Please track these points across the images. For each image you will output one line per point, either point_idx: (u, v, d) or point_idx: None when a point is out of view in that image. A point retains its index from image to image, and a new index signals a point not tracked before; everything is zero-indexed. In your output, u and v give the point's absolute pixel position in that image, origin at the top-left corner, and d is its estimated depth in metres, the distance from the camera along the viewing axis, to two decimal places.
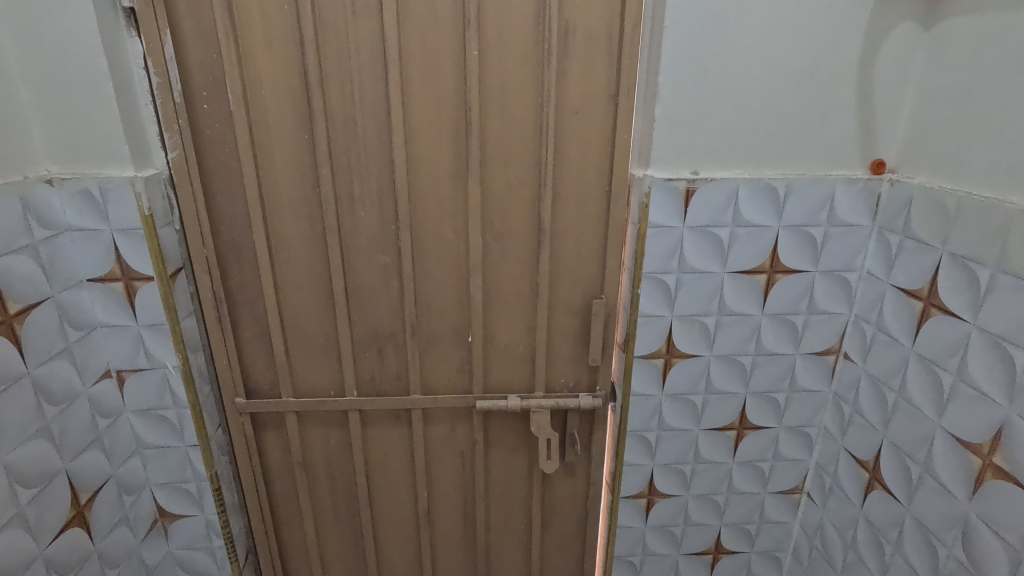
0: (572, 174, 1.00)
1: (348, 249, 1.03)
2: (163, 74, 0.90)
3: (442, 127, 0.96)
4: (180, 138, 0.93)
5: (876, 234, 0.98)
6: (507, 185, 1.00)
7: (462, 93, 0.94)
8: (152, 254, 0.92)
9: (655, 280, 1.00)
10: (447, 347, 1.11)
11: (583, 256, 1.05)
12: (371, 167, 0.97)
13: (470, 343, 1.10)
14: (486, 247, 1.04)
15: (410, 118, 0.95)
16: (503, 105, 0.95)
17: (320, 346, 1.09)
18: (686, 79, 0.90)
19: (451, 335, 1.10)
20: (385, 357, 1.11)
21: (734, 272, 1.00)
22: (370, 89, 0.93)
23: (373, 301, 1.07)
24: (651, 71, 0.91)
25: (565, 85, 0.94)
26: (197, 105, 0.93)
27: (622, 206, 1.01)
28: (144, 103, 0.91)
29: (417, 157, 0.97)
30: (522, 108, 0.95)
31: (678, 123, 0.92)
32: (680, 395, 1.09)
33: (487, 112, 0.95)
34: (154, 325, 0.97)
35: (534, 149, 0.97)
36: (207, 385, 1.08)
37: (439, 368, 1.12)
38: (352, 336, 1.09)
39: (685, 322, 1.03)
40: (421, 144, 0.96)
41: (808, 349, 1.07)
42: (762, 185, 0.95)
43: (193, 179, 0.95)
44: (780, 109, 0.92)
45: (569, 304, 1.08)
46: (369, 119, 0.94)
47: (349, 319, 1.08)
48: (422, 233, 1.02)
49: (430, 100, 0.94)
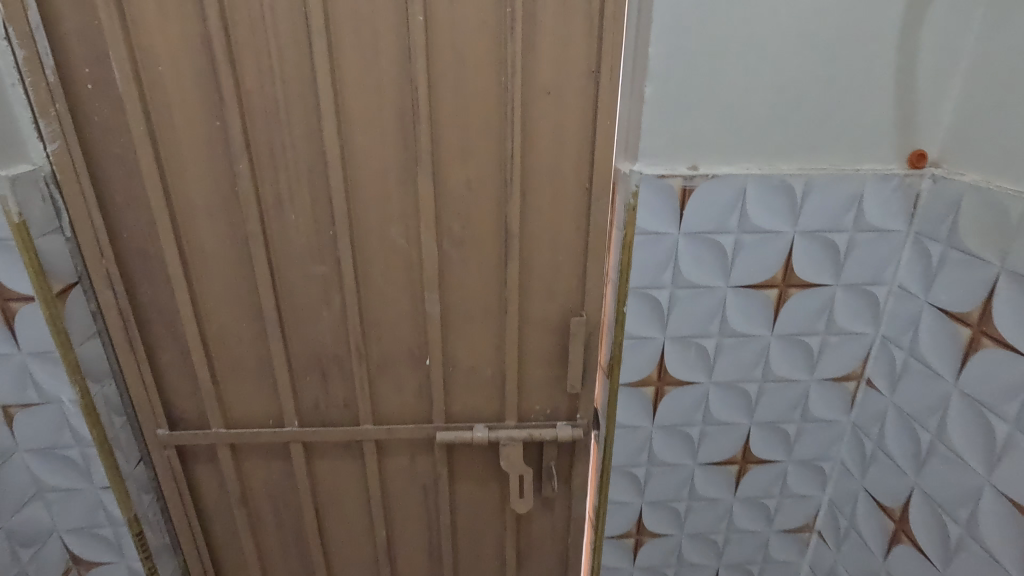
0: (545, 170, 0.83)
1: (278, 259, 0.86)
2: (30, 45, 0.71)
3: (384, 112, 0.78)
4: (60, 127, 0.76)
5: (912, 242, 0.81)
6: (467, 184, 0.83)
7: (407, 70, 0.76)
8: (29, 270, 0.76)
9: (644, 296, 0.84)
10: (402, 371, 0.95)
11: (560, 267, 0.89)
12: (300, 162, 0.80)
13: (429, 366, 0.94)
14: (444, 257, 0.87)
15: (345, 103, 0.77)
16: (458, 86, 0.77)
17: (252, 372, 0.93)
18: (683, 51, 0.72)
19: (406, 357, 0.94)
20: (331, 382, 0.95)
21: (739, 286, 0.83)
22: (291, 65, 0.75)
23: (312, 319, 0.90)
24: (641, 42, 0.73)
25: (533, 60, 0.76)
26: (79, 86, 0.75)
27: (605, 209, 0.84)
28: (10, 83, 0.72)
29: (356, 150, 0.80)
30: (481, 89, 0.77)
31: (673, 106, 0.74)
32: (674, 427, 0.94)
33: (438, 93, 0.77)
34: (42, 353, 0.81)
35: (498, 140, 0.80)
36: (121, 416, 0.92)
37: (394, 395, 0.97)
38: (289, 359, 0.93)
39: (680, 345, 0.87)
40: (359, 133, 0.79)
41: (824, 375, 0.90)
42: (776, 183, 0.78)
43: (81, 178, 0.78)
44: (800, 88, 0.75)
45: (544, 321, 0.92)
46: (293, 103, 0.77)
47: (286, 339, 0.92)
48: (367, 242, 0.86)
49: (368, 79, 0.76)
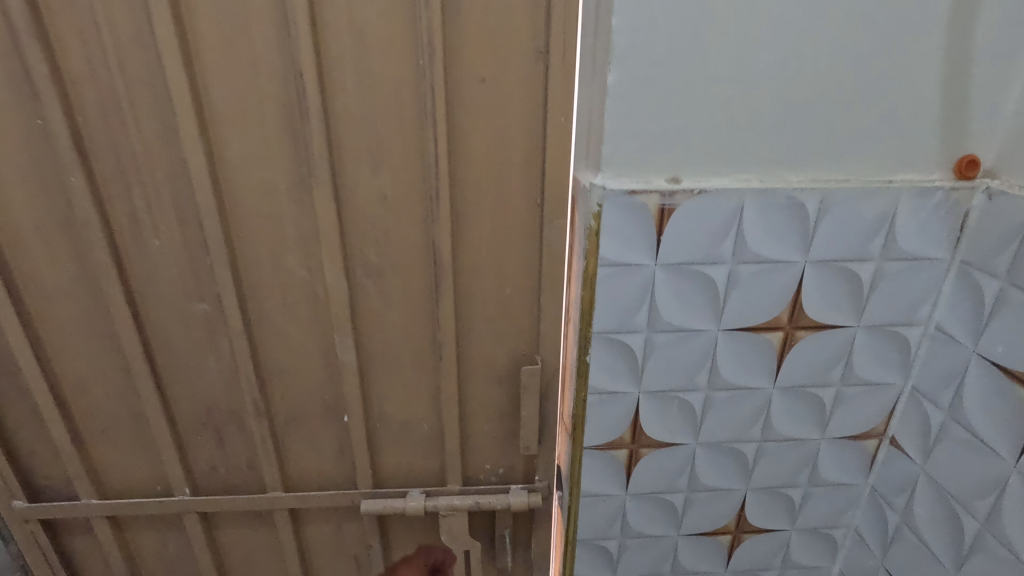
0: (482, 182, 0.63)
1: (142, 296, 0.67)
2: None
3: (262, 107, 0.58)
4: None
5: (957, 274, 0.63)
6: (381, 200, 0.63)
7: (287, 50, 0.56)
8: None
9: (612, 343, 0.65)
10: (315, 428, 0.76)
11: (508, 302, 0.70)
12: (156, 173, 0.61)
13: (348, 424, 0.75)
14: (358, 291, 0.68)
15: (208, 95, 0.57)
16: (359, 70, 0.57)
17: (127, 432, 0.75)
18: (657, 24, 0.52)
19: (319, 412, 0.75)
20: (227, 442, 0.77)
21: (733, 330, 0.65)
22: (126, 42, 0.55)
23: (196, 368, 0.72)
24: (602, 11, 0.54)
25: (459, 36, 0.57)
26: None
27: (562, 231, 0.65)
28: None
29: (230, 157, 0.60)
30: (390, 75, 0.58)
31: (647, 98, 0.55)
32: (652, 495, 0.76)
33: (334, 81, 0.58)
34: None
35: (418, 143, 0.61)
36: None
37: (308, 456, 0.78)
38: (171, 417, 0.74)
39: (659, 400, 0.69)
40: (232, 137, 0.59)
41: (838, 433, 0.73)
42: (782, 200, 0.59)
43: None
44: (817, 74, 0.55)
45: (491, 367, 0.74)
46: (136, 94, 0.57)
47: (164, 393, 0.73)
48: (257, 273, 0.66)
49: (234, 63, 0.56)
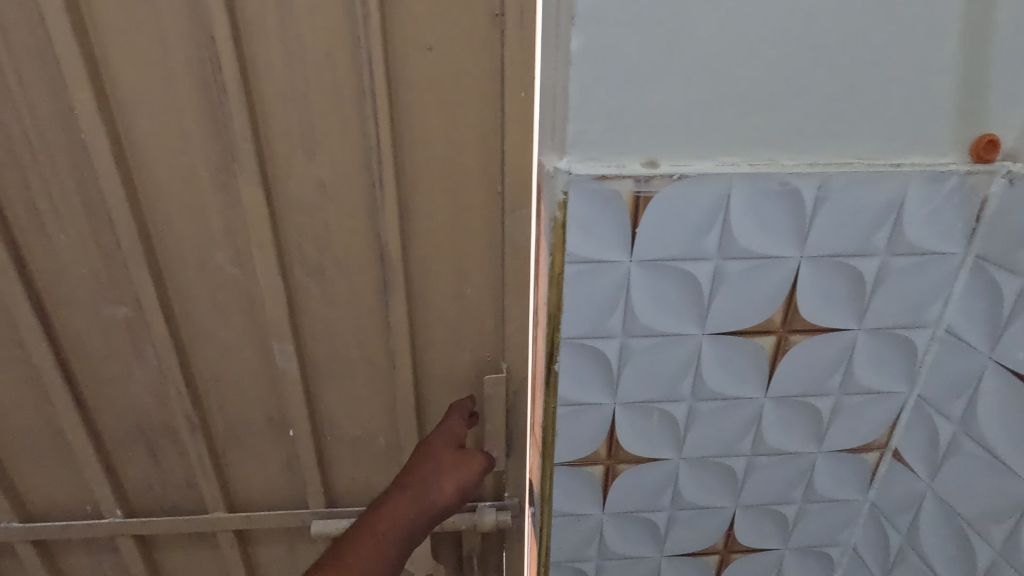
0: (433, 168, 0.56)
1: (52, 298, 0.60)
2: None
3: (173, 81, 0.50)
4: None
5: (972, 270, 0.55)
6: (318, 189, 0.56)
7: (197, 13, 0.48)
8: None
9: (584, 349, 0.58)
10: (260, 443, 0.69)
11: (468, 302, 0.63)
12: (55, 158, 0.53)
13: (294, 438, 0.68)
14: (298, 291, 0.61)
15: (107, 65, 0.49)
16: (283, 36, 0.49)
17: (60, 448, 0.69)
18: None
19: (262, 426, 0.68)
20: (162, 458, 0.69)
21: (720, 334, 0.58)
22: (2, 1, 0.47)
23: (121, 378, 0.64)
24: None
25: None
26: None
27: (525, 222, 0.57)
28: None
29: (139, 139, 0.52)
30: (320, 42, 0.50)
31: (617, 66, 0.47)
32: (632, 514, 0.69)
33: (254, 49, 0.50)
34: None
35: (356, 121, 0.53)
36: None
37: (253, 472, 0.71)
38: (97, 431, 0.67)
39: (638, 412, 0.62)
40: (141, 116, 0.51)
41: (837, 446, 0.66)
42: (775, 186, 0.52)
43: None
44: (815, 39, 0.48)
45: (451, 376, 0.67)
46: (21, 65, 0.49)
47: (85, 405, 0.66)
48: (183, 273, 0.59)
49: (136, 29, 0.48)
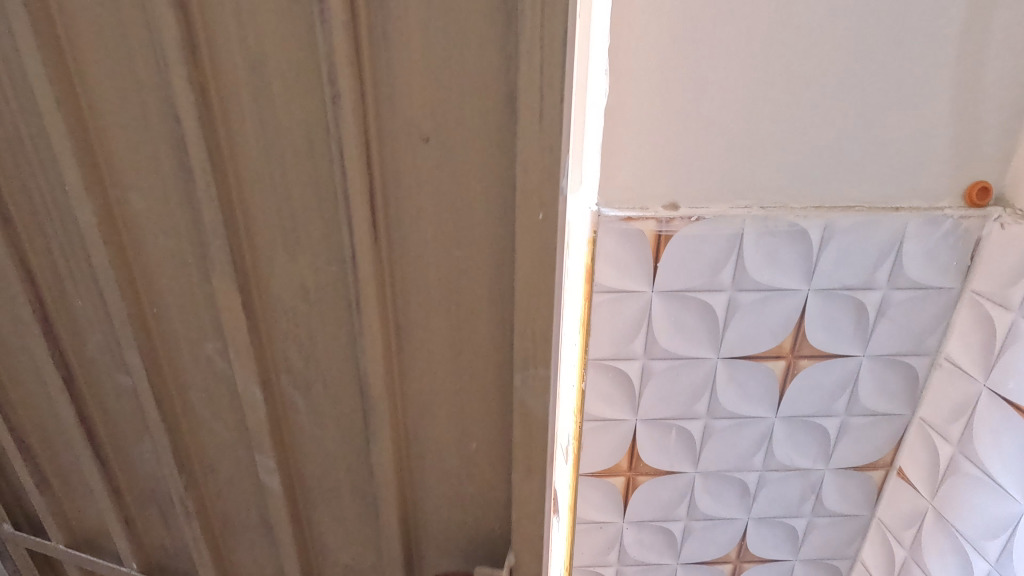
0: (431, 288, 0.42)
1: (77, 355, 0.58)
2: None
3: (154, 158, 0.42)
4: None
5: (967, 305, 0.60)
6: (303, 295, 0.45)
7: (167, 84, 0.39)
8: None
9: (609, 370, 0.64)
10: (257, 544, 0.63)
11: (471, 458, 0.49)
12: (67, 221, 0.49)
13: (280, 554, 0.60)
14: (282, 403, 0.51)
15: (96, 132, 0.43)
16: (260, 118, 0.38)
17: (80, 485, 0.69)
18: (650, 54, 0.51)
19: (260, 528, 0.61)
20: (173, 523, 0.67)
21: (733, 359, 0.63)
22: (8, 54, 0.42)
23: (134, 447, 0.62)
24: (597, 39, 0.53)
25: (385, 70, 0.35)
26: None
27: (543, 389, 0.42)
28: None
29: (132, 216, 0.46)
30: (298, 120, 0.38)
31: (645, 118, 0.54)
32: (650, 523, 0.74)
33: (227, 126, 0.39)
34: None
35: (338, 231, 0.41)
36: None
37: (250, 565, 0.65)
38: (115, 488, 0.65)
39: (657, 428, 0.68)
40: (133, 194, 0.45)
41: (843, 464, 0.71)
42: (784, 227, 0.57)
43: None
44: (820, 100, 0.54)
45: (449, 530, 0.53)
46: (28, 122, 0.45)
47: (107, 464, 0.64)
48: (179, 358, 0.52)
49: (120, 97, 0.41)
